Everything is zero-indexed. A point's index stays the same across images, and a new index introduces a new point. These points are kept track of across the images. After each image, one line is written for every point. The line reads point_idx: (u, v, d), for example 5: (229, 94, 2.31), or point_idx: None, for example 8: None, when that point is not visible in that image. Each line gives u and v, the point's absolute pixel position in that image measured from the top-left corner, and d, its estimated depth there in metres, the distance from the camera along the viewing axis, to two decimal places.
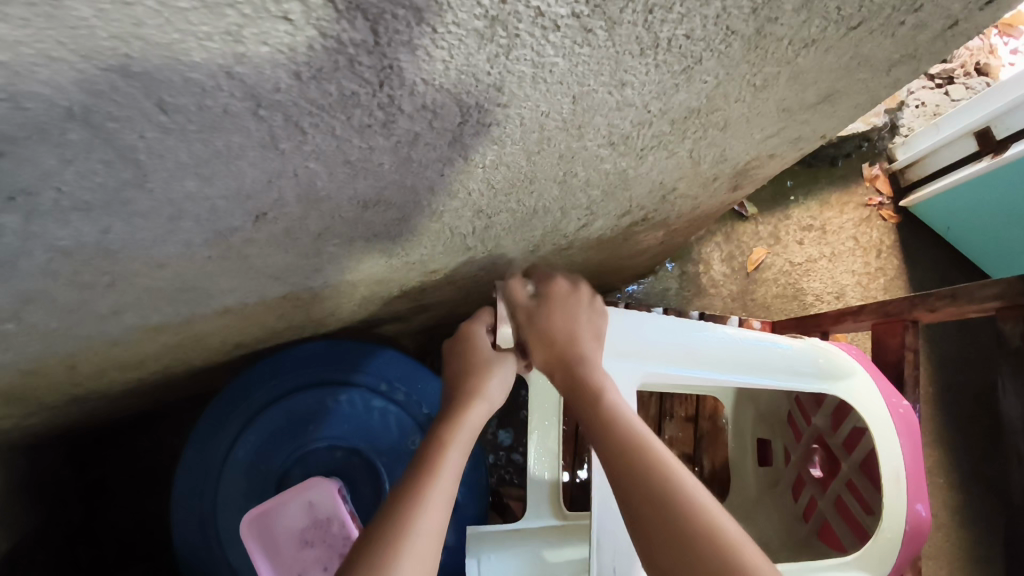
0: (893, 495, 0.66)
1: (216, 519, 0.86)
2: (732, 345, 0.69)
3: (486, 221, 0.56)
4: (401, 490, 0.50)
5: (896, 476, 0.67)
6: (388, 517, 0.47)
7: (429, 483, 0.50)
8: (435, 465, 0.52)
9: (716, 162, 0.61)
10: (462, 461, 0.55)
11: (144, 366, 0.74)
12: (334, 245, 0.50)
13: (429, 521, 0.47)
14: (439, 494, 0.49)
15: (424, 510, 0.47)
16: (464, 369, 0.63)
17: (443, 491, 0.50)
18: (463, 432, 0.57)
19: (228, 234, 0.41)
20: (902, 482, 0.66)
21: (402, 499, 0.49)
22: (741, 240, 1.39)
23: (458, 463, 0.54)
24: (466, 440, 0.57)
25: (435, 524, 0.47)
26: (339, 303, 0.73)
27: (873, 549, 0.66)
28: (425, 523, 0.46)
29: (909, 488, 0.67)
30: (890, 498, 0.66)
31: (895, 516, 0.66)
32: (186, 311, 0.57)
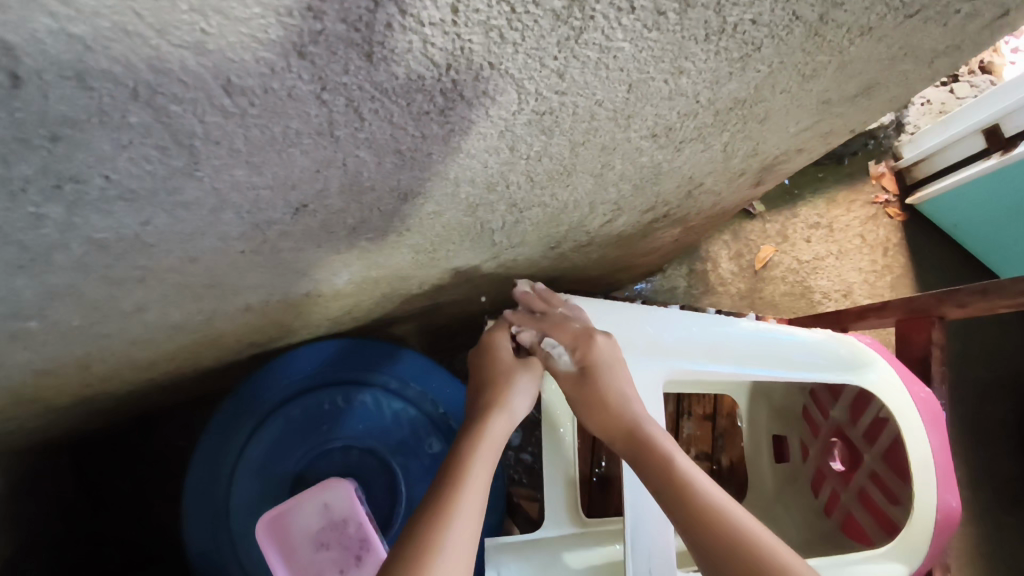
0: (921, 487, 0.65)
1: (229, 523, 0.85)
2: (753, 341, 0.68)
3: (518, 216, 0.55)
4: (427, 508, 0.48)
5: (924, 465, 0.66)
6: (415, 538, 0.45)
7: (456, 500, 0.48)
8: (460, 482, 0.50)
9: (747, 156, 0.60)
10: (488, 471, 0.53)
11: (159, 366, 0.72)
12: (366, 240, 0.49)
13: (456, 542, 0.45)
14: (467, 510, 0.48)
15: (452, 532, 0.46)
16: (484, 377, 0.63)
17: (471, 508, 0.48)
18: (486, 446, 0.55)
19: (266, 226, 0.40)
20: (933, 475, 0.65)
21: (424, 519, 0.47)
22: (749, 238, 1.39)
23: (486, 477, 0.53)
24: (491, 450, 0.56)
25: (467, 542, 0.46)
26: (358, 301, 0.72)
27: (905, 540, 0.64)
28: (453, 546, 0.45)
29: (939, 478, 0.65)
30: (919, 487, 0.65)
31: (925, 506, 0.65)
32: (209, 309, 0.55)
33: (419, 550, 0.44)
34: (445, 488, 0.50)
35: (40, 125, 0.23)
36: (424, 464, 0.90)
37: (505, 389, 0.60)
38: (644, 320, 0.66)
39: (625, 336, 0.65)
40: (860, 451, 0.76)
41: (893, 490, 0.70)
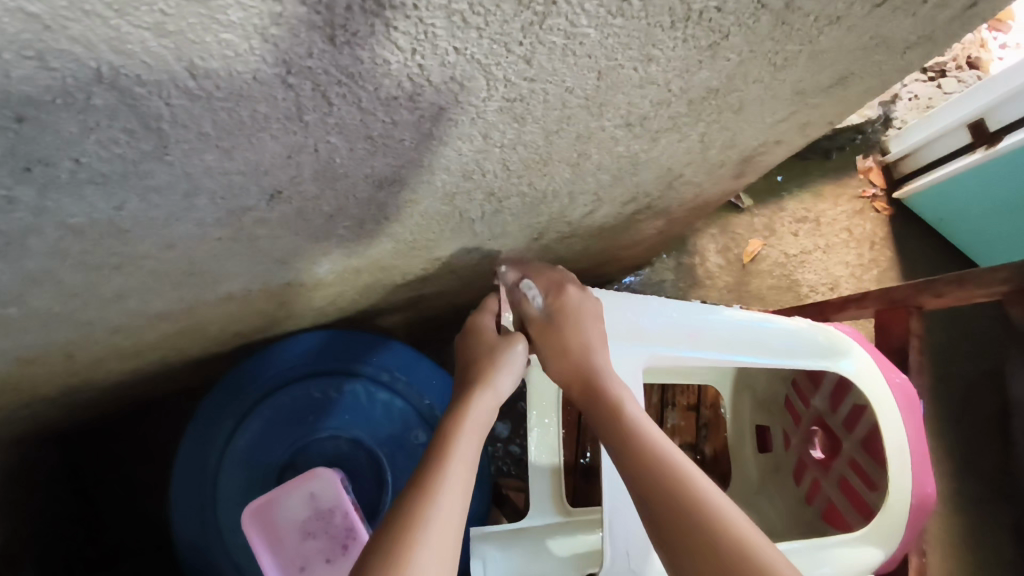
0: (897, 475, 0.66)
1: (216, 514, 0.85)
2: (733, 328, 0.69)
3: (497, 205, 0.56)
4: (411, 489, 0.49)
5: (900, 452, 0.66)
6: (399, 518, 0.46)
7: (441, 481, 0.49)
8: (445, 463, 0.51)
9: (725, 147, 0.61)
10: (475, 450, 0.54)
11: (143, 356, 0.73)
12: (345, 228, 0.49)
13: (441, 521, 0.46)
14: (452, 491, 0.48)
15: (437, 512, 0.46)
16: (471, 359, 0.63)
17: (454, 484, 0.49)
18: (473, 424, 0.56)
19: (242, 213, 0.40)
20: (908, 461, 0.66)
21: (408, 500, 0.48)
22: (737, 232, 1.40)
23: (473, 454, 0.53)
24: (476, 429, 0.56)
25: (453, 521, 0.47)
26: (342, 291, 0.73)
27: (882, 525, 0.65)
28: (438, 526, 0.45)
29: (914, 465, 0.66)
30: (896, 473, 0.65)
31: (901, 492, 0.66)
32: (190, 298, 0.56)
33: (403, 530, 0.45)
34: (432, 468, 0.50)
35: (4, 105, 0.23)
36: (410, 455, 0.90)
37: (492, 367, 0.61)
38: (627, 308, 0.66)
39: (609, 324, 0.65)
40: (839, 440, 0.76)
41: (870, 476, 0.71)
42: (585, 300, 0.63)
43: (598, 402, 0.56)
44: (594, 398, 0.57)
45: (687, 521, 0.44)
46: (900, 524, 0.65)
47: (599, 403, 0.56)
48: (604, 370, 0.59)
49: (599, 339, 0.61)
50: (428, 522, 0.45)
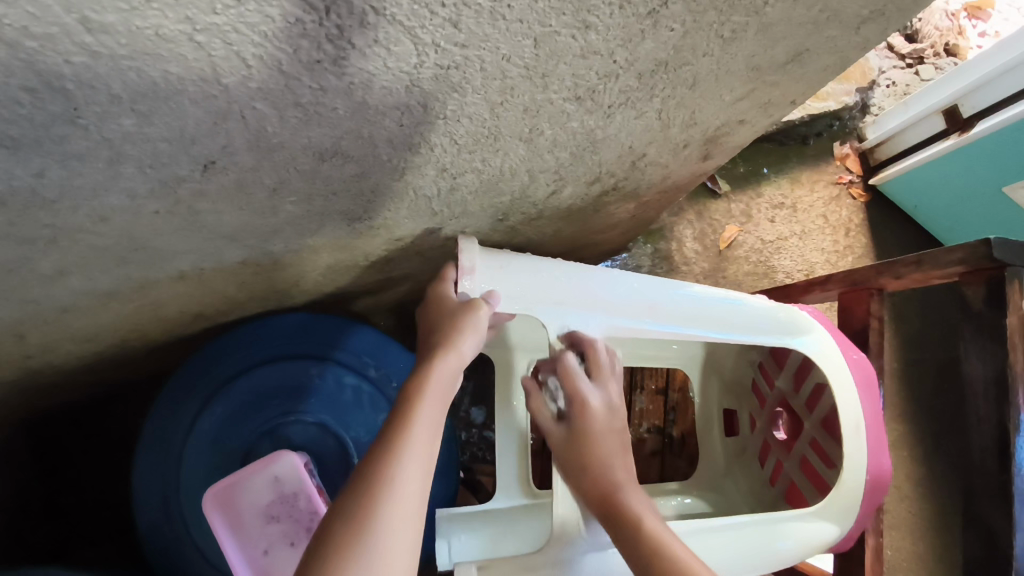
0: (853, 449, 0.66)
1: (180, 496, 0.84)
2: (695, 305, 0.68)
3: (452, 182, 0.55)
4: (365, 470, 0.48)
5: (856, 427, 0.67)
6: (355, 501, 0.46)
7: (398, 459, 0.48)
8: (402, 437, 0.50)
9: (685, 126, 0.60)
10: (436, 420, 0.53)
11: (100, 338, 0.71)
12: (292, 203, 0.48)
13: (398, 506, 0.46)
14: (410, 468, 0.49)
15: (395, 495, 0.47)
16: (431, 323, 0.60)
17: (415, 466, 0.49)
18: (435, 392, 0.54)
19: (176, 184, 0.39)
20: (863, 436, 0.66)
21: (365, 480, 0.48)
22: (714, 218, 1.40)
23: (433, 424, 0.53)
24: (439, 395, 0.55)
25: (411, 504, 0.47)
26: (304, 272, 0.72)
27: (837, 501, 0.66)
28: (396, 511, 0.46)
29: (869, 439, 0.67)
30: (851, 449, 0.66)
31: (857, 467, 0.66)
32: (138, 276, 0.54)
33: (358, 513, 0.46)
34: (390, 443, 0.50)
35: None
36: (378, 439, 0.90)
37: (455, 330, 0.58)
38: (588, 279, 0.65)
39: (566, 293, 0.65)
40: (801, 420, 0.76)
41: (828, 453, 0.71)
42: (603, 412, 0.62)
43: (617, 519, 0.56)
44: (614, 520, 0.57)
45: None
46: (856, 501, 0.66)
47: (619, 520, 0.56)
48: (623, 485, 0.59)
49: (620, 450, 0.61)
50: (384, 510, 0.46)
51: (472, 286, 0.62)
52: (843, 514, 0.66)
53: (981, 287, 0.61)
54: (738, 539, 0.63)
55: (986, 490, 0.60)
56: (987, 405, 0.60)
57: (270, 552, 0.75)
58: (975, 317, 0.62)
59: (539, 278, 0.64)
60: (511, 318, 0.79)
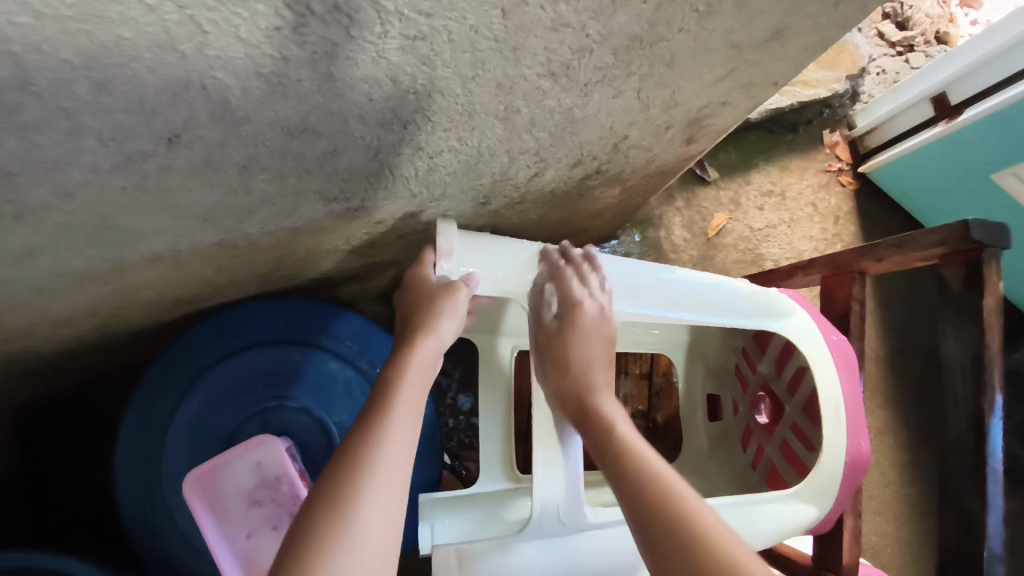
0: (832, 433, 0.66)
1: (163, 481, 0.84)
2: (676, 288, 0.68)
3: (430, 162, 0.54)
4: (345, 452, 0.48)
5: (835, 411, 0.67)
6: (335, 481, 0.46)
7: (377, 437, 0.49)
8: (382, 420, 0.50)
9: (667, 107, 0.60)
10: (416, 400, 0.53)
11: (78, 322, 0.70)
12: (264, 181, 0.47)
13: (381, 483, 0.46)
14: (392, 447, 0.49)
15: (376, 470, 0.47)
16: (412, 307, 0.60)
17: (396, 443, 0.49)
18: (414, 378, 0.54)
19: (140, 158, 0.38)
20: (842, 418, 0.66)
21: (346, 460, 0.48)
22: (703, 205, 1.39)
23: (413, 404, 0.53)
24: (419, 377, 0.55)
25: (395, 480, 0.47)
26: (283, 256, 0.71)
27: (815, 484, 0.66)
28: (379, 488, 0.46)
29: (849, 423, 0.67)
30: (830, 432, 0.66)
31: (836, 452, 0.66)
32: (111, 257, 0.54)
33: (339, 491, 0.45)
34: (370, 426, 0.50)
35: None
36: None
37: (433, 314, 0.58)
38: (567, 263, 0.65)
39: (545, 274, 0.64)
40: (783, 403, 0.76)
41: (808, 437, 0.71)
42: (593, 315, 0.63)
43: (593, 428, 0.59)
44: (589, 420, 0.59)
45: (670, 521, 0.47)
46: (834, 485, 0.66)
47: (593, 420, 0.59)
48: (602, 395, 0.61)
49: (604, 360, 0.63)
50: (366, 487, 0.46)
51: (451, 268, 0.60)
52: (821, 497, 0.66)
53: (958, 269, 0.61)
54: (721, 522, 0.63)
55: (962, 472, 0.60)
56: (962, 385, 0.61)
57: (253, 536, 0.75)
58: (952, 299, 0.62)
59: (520, 260, 0.64)
60: (487, 301, 0.76)
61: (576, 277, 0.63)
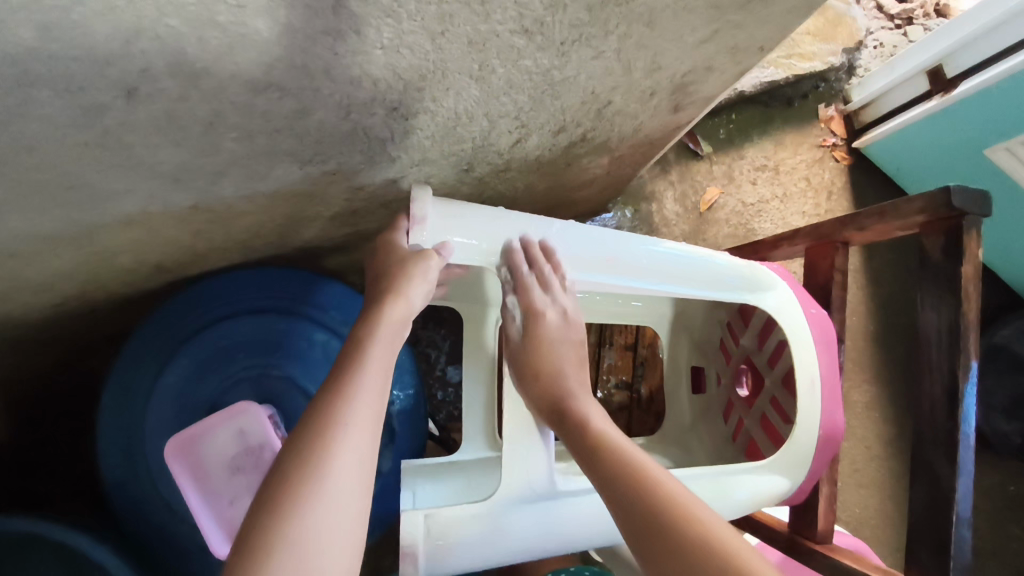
0: (807, 404, 0.66)
1: (145, 448, 0.84)
2: (656, 259, 0.67)
3: (405, 125, 0.53)
4: (312, 415, 0.48)
5: (811, 384, 0.67)
6: (304, 443, 0.46)
7: (345, 400, 0.49)
8: (349, 381, 0.50)
9: (649, 71, 0.59)
10: (385, 361, 0.53)
11: (58, 288, 0.70)
12: (233, 139, 0.46)
13: (351, 445, 0.47)
14: (361, 411, 0.49)
15: (345, 435, 0.47)
16: (381, 270, 0.59)
17: (364, 408, 0.49)
18: (383, 338, 0.54)
19: (98, 112, 0.37)
20: (817, 390, 0.66)
21: (312, 424, 0.48)
22: (695, 179, 1.38)
23: (383, 365, 0.53)
24: (388, 339, 0.54)
25: (363, 445, 0.48)
26: (262, 221, 0.70)
27: (788, 455, 0.66)
28: (348, 449, 0.47)
29: (824, 395, 0.67)
30: (805, 404, 0.66)
31: (809, 423, 0.66)
32: (83, 218, 0.53)
33: (307, 452, 0.46)
34: (339, 385, 0.50)
35: None
36: None
37: (403, 275, 0.57)
38: (547, 229, 0.65)
39: (521, 243, 0.64)
40: (763, 376, 0.76)
41: (785, 409, 0.71)
42: (556, 325, 0.64)
43: (569, 423, 0.59)
44: (565, 416, 0.59)
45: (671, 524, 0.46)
46: (808, 457, 0.67)
47: (568, 422, 0.59)
48: (576, 394, 0.62)
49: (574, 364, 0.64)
50: (336, 448, 0.46)
51: (425, 236, 0.60)
52: (794, 468, 0.67)
53: (939, 238, 0.61)
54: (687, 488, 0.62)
55: (934, 440, 0.60)
56: (938, 353, 0.60)
57: (234, 503, 0.76)
58: (931, 268, 0.62)
59: (497, 226, 0.63)
60: (461, 270, 0.75)
61: (538, 284, 0.64)
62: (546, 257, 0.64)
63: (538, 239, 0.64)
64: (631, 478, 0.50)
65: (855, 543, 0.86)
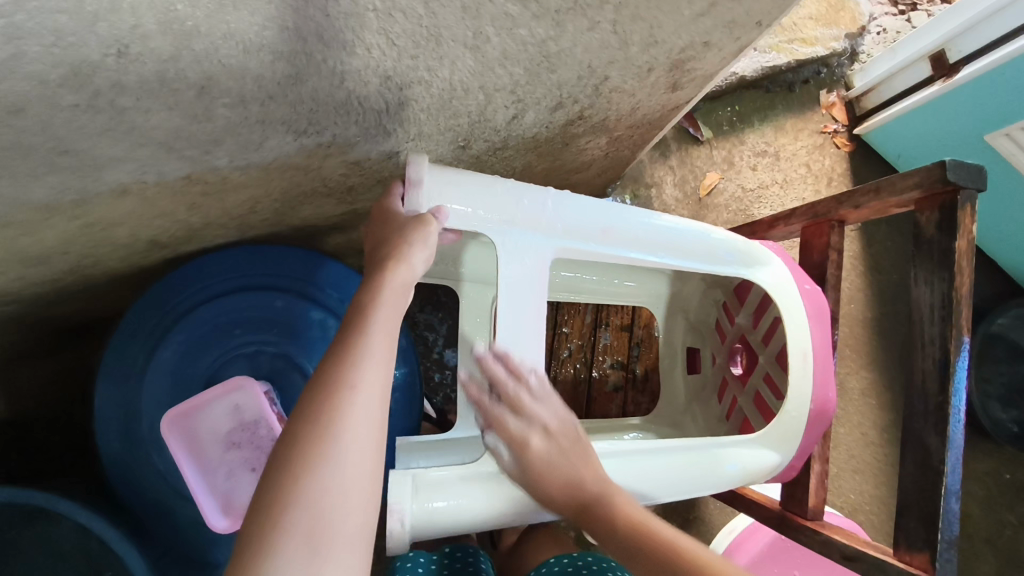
0: (799, 377, 0.67)
1: (140, 421, 0.84)
2: (650, 231, 0.67)
3: (400, 95, 0.53)
4: (318, 380, 0.49)
5: (803, 356, 0.67)
6: (312, 407, 0.47)
7: (351, 364, 0.49)
8: (355, 347, 0.50)
9: (647, 45, 0.59)
10: (389, 327, 0.53)
11: (54, 262, 0.70)
12: (226, 105, 0.46)
13: (359, 409, 0.48)
14: (368, 375, 0.50)
15: (352, 399, 0.48)
16: (381, 238, 0.59)
17: (371, 372, 0.50)
18: (388, 305, 0.54)
19: (89, 69, 0.37)
20: (809, 364, 0.66)
21: (321, 387, 0.49)
22: (695, 164, 1.38)
23: (388, 331, 0.53)
24: (393, 306, 0.54)
25: (373, 405, 0.49)
26: (259, 196, 0.70)
27: (780, 428, 0.67)
28: (356, 414, 0.48)
29: (816, 368, 0.67)
30: (797, 377, 0.66)
31: (801, 397, 0.67)
32: (77, 186, 0.53)
33: (316, 418, 0.47)
34: (343, 353, 0.50)
35: None
36: None
37: (403, 243, 0.57)
38: (542, 198, 0.64)
39: (515, 213, 0.64)
40: (757, 354, 0.76)
41: (778, 385, 0.72)
42: (545, 436, 0.58)
43: (603, 523, 0.57)
44: (595, 517, 0.57)
45: None
46: (800, 430, 0.67)
47: (601, 520, 0.57)
48: (598, 495, 0.58)
49: (582, 463, 0.58)
50: (346, 414, 0.47)
51: (422, 199, 0.60)
52: (786, 442, 0.67)
53: (934, 212, 0.61)
54: (669, 463, 0.63)
55: (924, 413, 0.61)
56: (931, 327, 0.61)
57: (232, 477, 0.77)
58: (925, 244, 0.62)
59: (491, 195, 0.63)
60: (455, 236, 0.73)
61: (511, 411, 0.59)
62: (500, 368, 0.60)
63: (487, 356, 0.60)
64: None
65: (846, 524, 0.88)
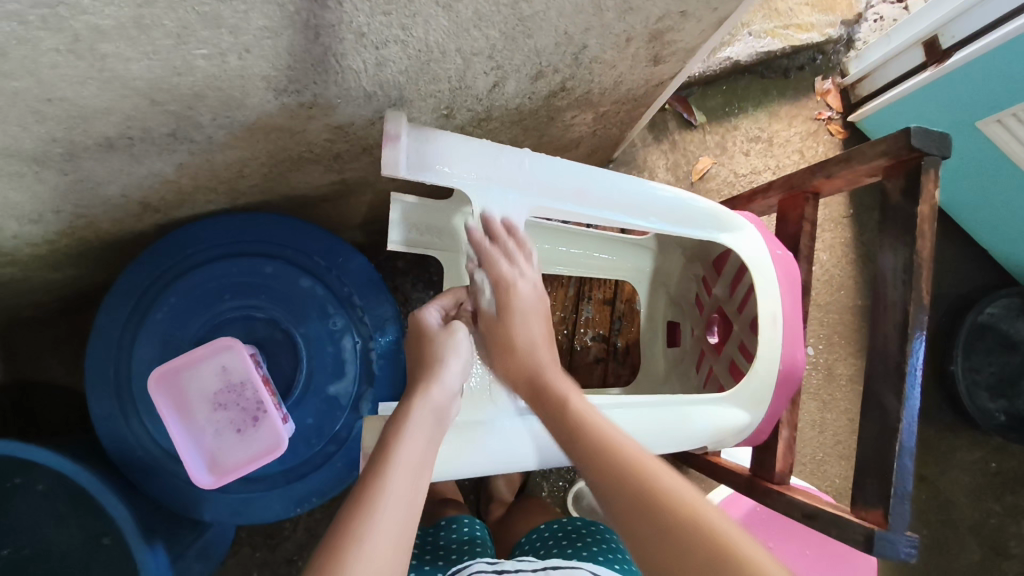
0: (768, 340, 0.68)
1: (131, 382, 0.86)
2: (624, 193, 0.69)
3: (377, 55, 0.55)
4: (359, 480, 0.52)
5: (772, 318, 0.68)
6: (352, 501, 0.50)
7: (389, 465, 0.53)
8: (391, 451, 0.55)
9: (624, 12, 0.60)
10: (424, 438, 0.57)
11: (47, 222, 0.72)
12: (204, 58, 0.48)
13: (392, 495, 0.51)
14: (400, 471, 0.53)
15: (388, 490, 0.51)
16: (418, 361, 0.65)
17: (404, 471, 0.53)
18: (424, 414, 0.59)
19: (67, 12, 0.39)
20: (777, 328, 0.68)
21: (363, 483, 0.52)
22: (687, 148, 1.38)
23: (422, 441, 0.57)
24: (428, 422, 0.59)
25: (405, 494, 0.51)
26: (245, 159, 0.72)
27: (749, 389, 0.69)
28: (389, 500, 0.50)
29: (784, 331, 0.68)
30: (765, 341, 0.68)
31: (770, 358, 0.68)
32: (64, 139, 0.54)
33: (351, 515, 0.49)
34: (380, 457, 0.54)
35: None
36: (327, 339, 0.91)
37: (436, 355, 0.64)
38: (517, 157, 0.66)
39: (491, 172, 0.65)
40: (731, 322, 0.78)
41: (750, 350, 0.73)
42: (528, 295, 0.66)
43: (544, 396, 0.62)
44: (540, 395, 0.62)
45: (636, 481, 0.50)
46: (768, 393, 0.69)
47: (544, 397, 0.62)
48: (547, 368, 0.63)
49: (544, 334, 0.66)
50: (379, 498, 0.50)
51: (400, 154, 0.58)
52: (755, 404, 0.69)
53: (900, 179, 0.62)
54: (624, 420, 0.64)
55: (884, 375, 0.62)
56: (894, 292, 0.62)
57: (218, 438, 0.78)
58: (891, 211, 0.63)
59: (467, 154, 0.64)
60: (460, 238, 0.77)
61: (503, 257, 0.66)
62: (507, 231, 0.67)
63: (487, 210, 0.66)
64: (594, 449, 0.54)
65: None
